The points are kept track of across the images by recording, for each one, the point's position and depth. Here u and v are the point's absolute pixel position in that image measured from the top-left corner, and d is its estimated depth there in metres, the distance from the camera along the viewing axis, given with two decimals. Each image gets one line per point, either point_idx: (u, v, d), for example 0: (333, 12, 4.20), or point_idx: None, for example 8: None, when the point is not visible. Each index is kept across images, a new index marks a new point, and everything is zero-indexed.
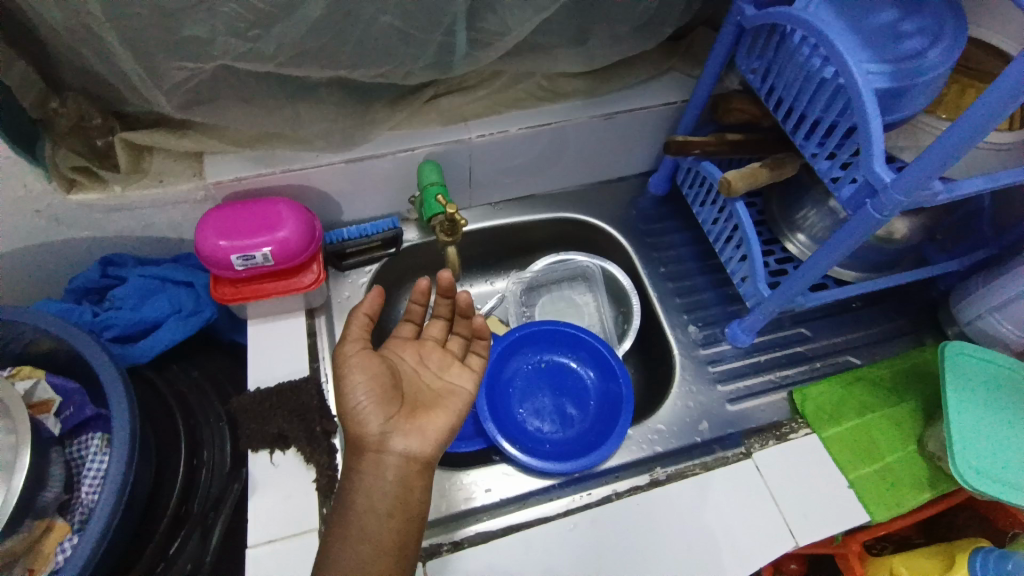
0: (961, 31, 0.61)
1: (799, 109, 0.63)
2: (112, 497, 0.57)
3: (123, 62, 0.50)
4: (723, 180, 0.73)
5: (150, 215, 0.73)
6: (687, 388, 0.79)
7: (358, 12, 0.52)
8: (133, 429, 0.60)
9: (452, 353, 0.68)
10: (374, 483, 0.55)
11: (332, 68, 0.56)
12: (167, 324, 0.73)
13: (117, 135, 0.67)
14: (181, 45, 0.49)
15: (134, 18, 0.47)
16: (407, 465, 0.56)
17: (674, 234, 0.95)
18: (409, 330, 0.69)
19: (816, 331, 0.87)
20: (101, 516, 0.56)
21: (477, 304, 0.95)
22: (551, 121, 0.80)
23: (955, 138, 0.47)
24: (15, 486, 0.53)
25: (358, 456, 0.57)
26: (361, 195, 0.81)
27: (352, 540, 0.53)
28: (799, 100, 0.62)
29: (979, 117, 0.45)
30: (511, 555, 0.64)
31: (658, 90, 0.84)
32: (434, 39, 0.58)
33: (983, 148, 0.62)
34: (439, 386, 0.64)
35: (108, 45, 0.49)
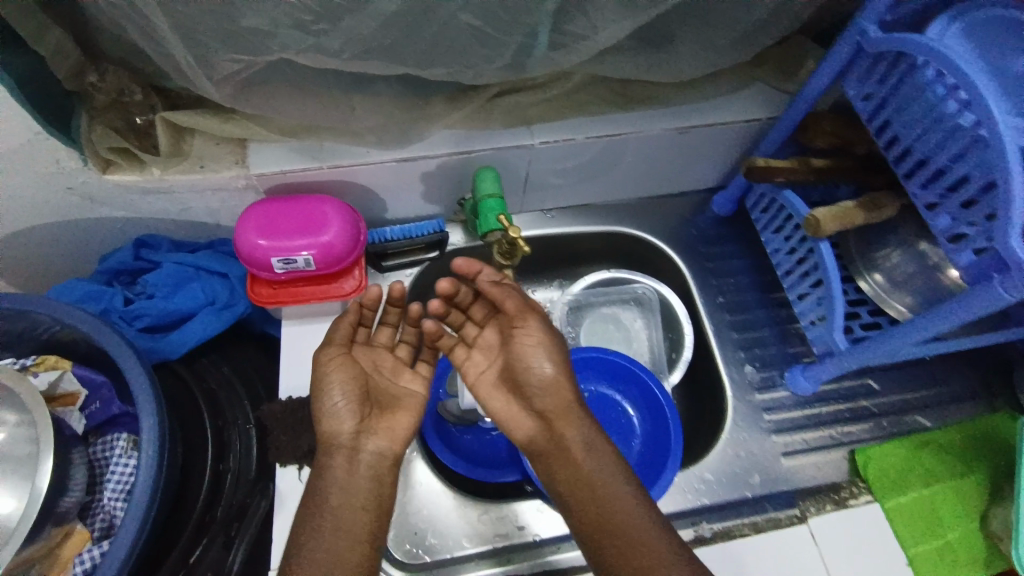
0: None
1: (919, 154, 0.56)
2: (141, 511, 0.54)
3: (171, 48, 0.44)
4: (810, 218, 0.66)
5: (187, 200, 0.69)
6: (740, 436, 0.73)
7: (437, 9, 0.45)
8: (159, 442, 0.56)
9: (404, 358, 0.64)
10: (341, 476, 0.55)
11: (397, 68, 0.50)
12: (200, 317, 0.70)
13: (158, 114, 0.62)
14: (238, 37, 0.44)
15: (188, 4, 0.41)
16: (381, 462, 0.57)
17: (736, 260, 0.88)
18: (358, 335, 0.63)
19: (884, 384, 0.79)
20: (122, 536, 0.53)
21: None
22: (622, 131, 0.73)
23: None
24: (39, 487, 0.52)
25: (330, 455, 0.56)
26: (408, 193, 0.75)
27: (327, 531, 0.52)
28: (922, 144, 0.55)
29: None
30: None
31: (743, 103, 0.76)
32: (513, 41, 0.51)
33: None
34: (396, 391, 0.61)
35: (156, 29, 0.43)
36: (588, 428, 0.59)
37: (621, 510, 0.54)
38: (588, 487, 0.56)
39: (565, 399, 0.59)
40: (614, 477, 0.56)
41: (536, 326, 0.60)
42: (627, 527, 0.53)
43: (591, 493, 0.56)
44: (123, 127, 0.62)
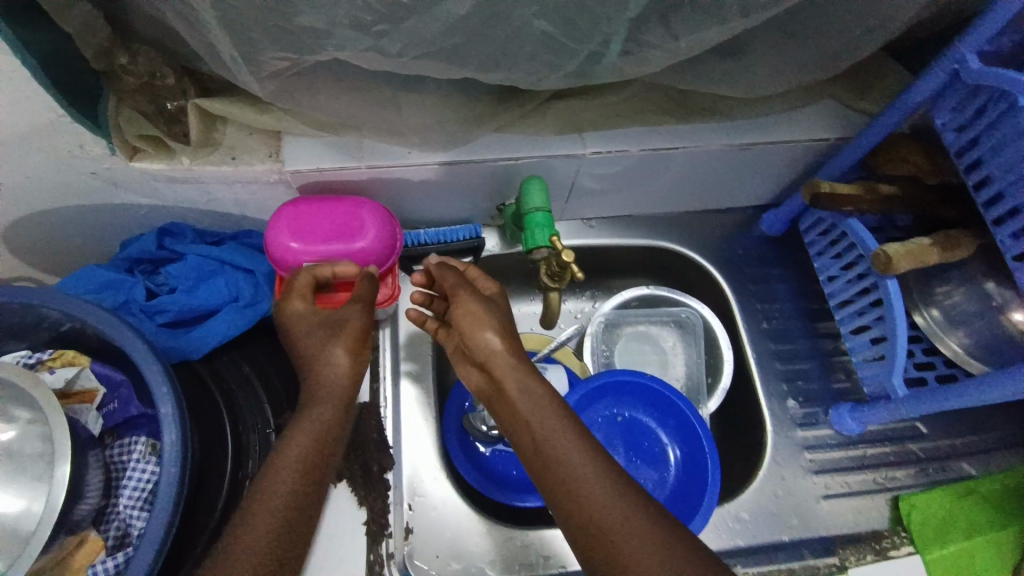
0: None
1: (1011, 203, 0.52)
2: (162, 524, 0.51)
3: (217, 42, 0.40)
4: (880, 255, 0.61)
5: (215, 191, 0.65)
6: (779, 475, 0.70)
7: (510, 13, 0.41)
8: (183, 453, 0.54)
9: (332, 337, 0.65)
10: (279, 455, 0.53)
11: (458, 73, 0.45)
12: (223, 314, 0.67)
13: (191, 101, 0.58)
14: (292, 35, 0.40)
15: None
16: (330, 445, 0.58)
17: (782, 283, 0.83)
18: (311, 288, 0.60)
19: (932, 428, 0.76)
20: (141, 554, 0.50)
21: (532, 326, 0.84)
22: (679, 145, 0.68)
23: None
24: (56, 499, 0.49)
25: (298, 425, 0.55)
26: (446, 196, 0.71)
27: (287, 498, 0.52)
28: (1015, 193, 0.51)
29: None
30: None
31: (811, 120, 0.70)
32: (586, 49, 0.46)
33: None
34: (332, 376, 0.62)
35: (200, 20, 0.39)
36: (525, 376, 0.56)
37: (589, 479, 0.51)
38: (545, 462, 0.53)
39: (501, 353, 0.56)
40: (573, 446, 0.53)
41: (471, 295, 0.58)
42: (591, 497, 0.50)
43: (549, 468, 0.52)
44: (151, 112, 0.58)
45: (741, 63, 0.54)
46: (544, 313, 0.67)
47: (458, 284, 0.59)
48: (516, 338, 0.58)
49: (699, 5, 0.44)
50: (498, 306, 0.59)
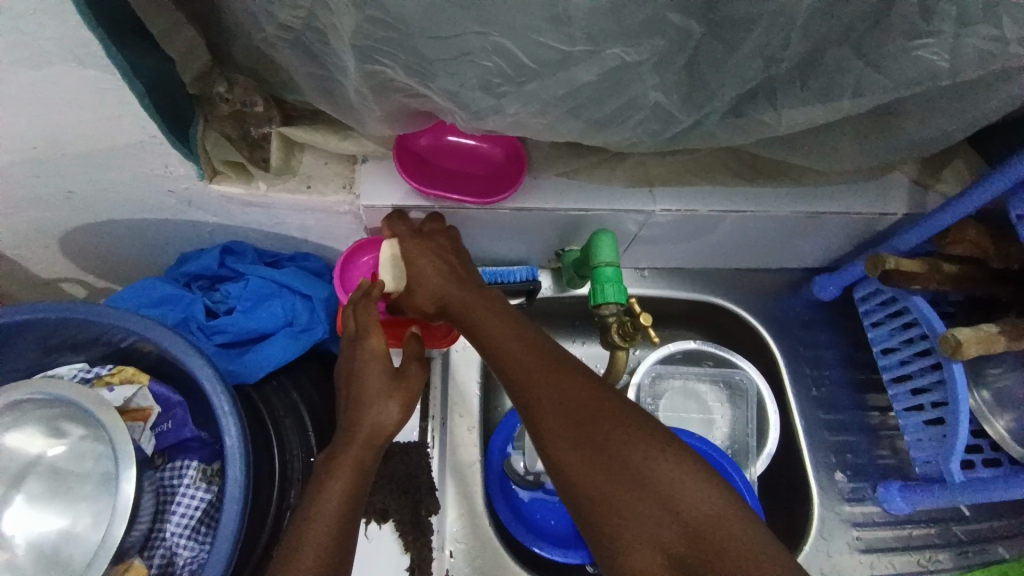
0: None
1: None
2: (225, 556, 0.51)
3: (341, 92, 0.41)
4: (949, 339, 0.61)
5: (285, 216, 0.65)
6: (822, 549, 0.70)
7: (628, 84, 0.41)
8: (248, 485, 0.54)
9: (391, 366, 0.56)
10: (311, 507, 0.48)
11: (562, 130, 0.46)
12: (278, 338, 0.67)
13: (276, 129, 0.60)
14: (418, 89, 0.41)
15: (380, 55, 0.38)
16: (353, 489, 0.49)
17: (830, 350, 0.82)
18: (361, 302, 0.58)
19: (978, 510, 0.74)
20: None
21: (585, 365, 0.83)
22: (744, 208, 0.68)
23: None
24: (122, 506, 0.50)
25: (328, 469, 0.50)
26: (506, 239, 0.71)
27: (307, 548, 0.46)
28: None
29: None
30: None
31: (879, 194, 0.70)
32: (690, 121, 0.46)
33: None
34: (371, 405, 0.53)
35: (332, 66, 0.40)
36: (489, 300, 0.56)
37: (568, 415, 0.48)
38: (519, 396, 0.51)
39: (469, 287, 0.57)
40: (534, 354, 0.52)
41: (427, 262, 0.58)
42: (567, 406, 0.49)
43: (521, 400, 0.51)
44: (236, 136, 0.59)
45: (832, 140, 0.54)
46: (607, 370, 0.67)
47: (415, 252, 0.58)
48: (466, 281, 0.58)
49: (810, 91, 0.44)
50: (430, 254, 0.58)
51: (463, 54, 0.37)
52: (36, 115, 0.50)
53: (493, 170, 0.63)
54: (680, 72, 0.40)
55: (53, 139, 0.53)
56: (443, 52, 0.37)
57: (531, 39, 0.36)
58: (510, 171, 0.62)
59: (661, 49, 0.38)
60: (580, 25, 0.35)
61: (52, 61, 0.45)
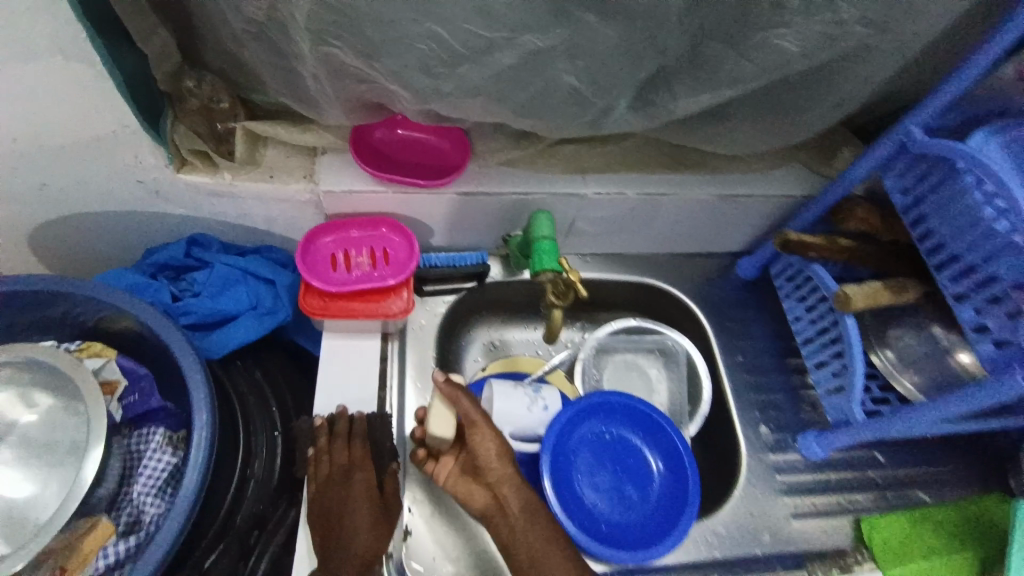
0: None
1: (965, 260, 0.57)
2: (183, 511, 0.54)
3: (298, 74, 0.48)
4: (840, 294, 0.70)
5: (250, 206, 0.70)
6: (753, 494, 0.76)
7: (544, 67, 0.49)
8: (213, 439, 0.58)
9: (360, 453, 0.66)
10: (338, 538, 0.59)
11: (494, 110, 0.54)
12: (243, 320, 0.71)
13: (241, 124, 0.65)
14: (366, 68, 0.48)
15: (331, 37, 0.45)
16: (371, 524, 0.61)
17: (755, 323, 0.91)
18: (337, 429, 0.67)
19: (890, 458, 0.82)
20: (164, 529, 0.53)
21: (539, 348, 0.92)
22: (666, 192, 0.77)
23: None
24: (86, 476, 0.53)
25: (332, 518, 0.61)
26: (458, 226, 0.78)
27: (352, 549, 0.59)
28: (969, 250, 0.57)
29: None
30: None
31: (782, 179, 0.80)
32: (602, 104, 0.55)
33: None
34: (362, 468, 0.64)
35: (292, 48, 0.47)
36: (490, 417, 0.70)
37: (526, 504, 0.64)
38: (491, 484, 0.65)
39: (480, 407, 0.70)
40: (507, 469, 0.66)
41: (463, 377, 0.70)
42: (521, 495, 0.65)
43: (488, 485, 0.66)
44: (205, 131, 0.64)
45: (729, 123, 0.64)
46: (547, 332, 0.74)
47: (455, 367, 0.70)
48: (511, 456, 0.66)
49: (697, 77, 0.53)
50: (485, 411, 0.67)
51: (402, 38, 0.45)
52: (17, 106, 0.55)
53: (444, 154, 0.70)
54: (586, 58, 0.49)
55: (28, 131, 0.57)
56: (385, 36, 0.45)
57: (461, 28, 0.44)
58: (458, 157, 0.70)
59: (567, 38, 0.46)
60: (500, 16, 0.43)
61: (36, 54, 0.50)
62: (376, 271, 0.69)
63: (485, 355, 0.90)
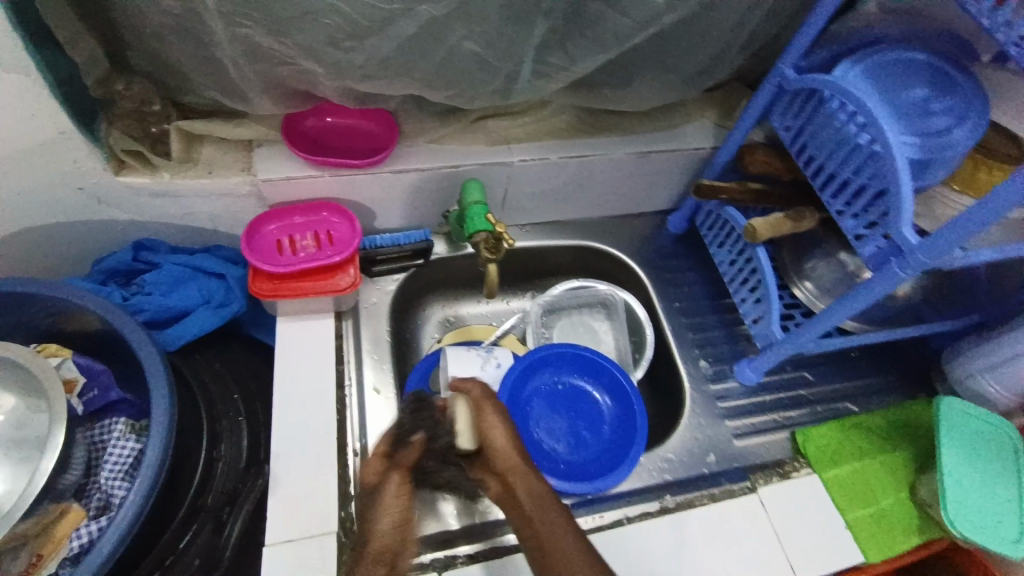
0: (985, 113, 0.61)
1: (839, 176, 0.64)
2: (144, 487, 0.57)
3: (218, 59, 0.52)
4: (748, 227, 0.77)
5: (193, 204, 0.73)
6: (696, 421, 0.82)
7: (444, 35, 0.55)
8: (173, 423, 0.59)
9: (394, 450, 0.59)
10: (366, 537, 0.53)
11: (407, 81, 0.59)
12: (197, 313, 0.74)
13: (175, 124, 0.69)
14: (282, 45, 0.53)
15: (244, 19, 0.50)
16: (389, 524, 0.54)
17: (689, 272, 0.98)
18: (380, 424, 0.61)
19: (819, 376, 0.90)
20: (134, 491, 0.56)
21: (493, 320, 0.97)
22: (587, 153, 0.83)
23: (1009, 191, 0.48)
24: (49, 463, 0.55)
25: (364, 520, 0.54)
26: (398, 205, 0.82)
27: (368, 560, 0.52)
28: (841, 167, 0.64)
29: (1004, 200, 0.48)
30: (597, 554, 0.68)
31: (692, 134, 0.88)
32: (506, 67, 0.61)
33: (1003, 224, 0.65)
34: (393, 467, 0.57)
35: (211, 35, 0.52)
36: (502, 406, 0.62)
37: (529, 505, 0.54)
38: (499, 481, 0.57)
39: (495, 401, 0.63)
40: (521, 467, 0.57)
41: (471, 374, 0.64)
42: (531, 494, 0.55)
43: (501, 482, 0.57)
44: (139, 133, 0.68)
45: (628, 79, 0.71)
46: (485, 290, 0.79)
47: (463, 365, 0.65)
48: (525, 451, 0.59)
49: (585, 34, 0.60)
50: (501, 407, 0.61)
51: (308, 14, 0.50)
52: None
53: (374, 138, 0.75)
54: (480, 24, 0.55)
55: None
56: (291, 13, 0.50)
57: (360, 1, 0.49)
58: (386, 138, 0.75)
59: (459, 5, 0.52)
60: None
61: None
62: (322, 252, 0.73)
63: (441, 331, 0.94)
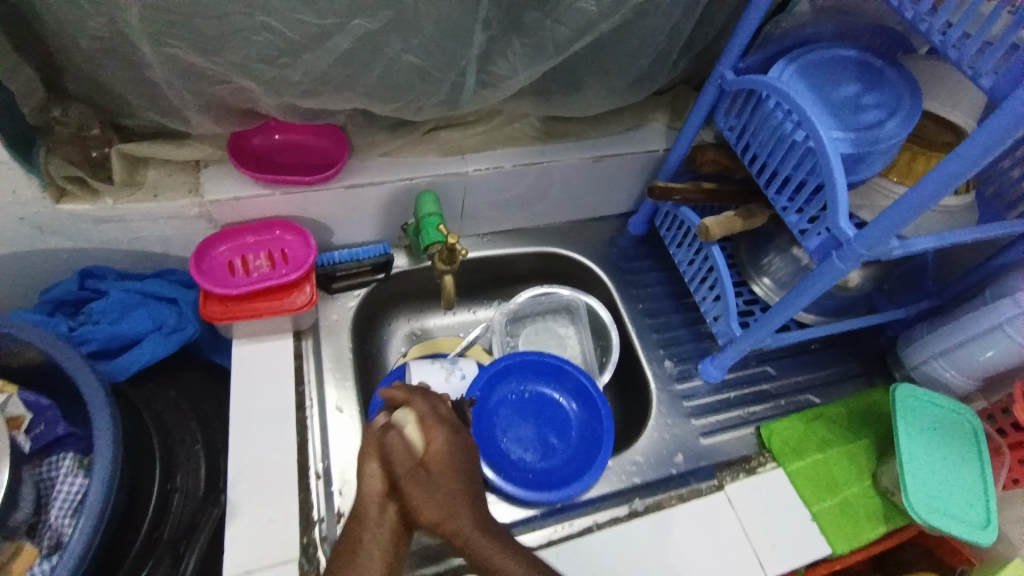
0: (917, 106, 0.63)
1: (781, 173, 0.66)
2: (91, 523, 0.55)
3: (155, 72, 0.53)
4: (701, 226, 0.78)
5: (140, 228, 0.72)
6: (663, 421, 0.83)
7: (382, 50, 0.55)
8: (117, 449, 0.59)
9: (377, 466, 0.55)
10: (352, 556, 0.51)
11: (349, 93, 0.58)
12: (149, 340, 0.72)
13: (116, 147, 0.68)
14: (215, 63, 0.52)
15: (171, 38, 0.50)
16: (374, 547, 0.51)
17: (651, 273, 0.99)
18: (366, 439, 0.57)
19: (781, 370, 0.91)
20: (80, 528, 0.55)
21: (460, 331, 0.97)
22: (541, 161, 0.83)
23: (940, 178, 0.50)
24: None
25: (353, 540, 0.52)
26: (354, 220, 0.81)
27: None
28: (782, 164, 0.65)
29: (937, 186, 0.50)
30: (569, 561, 0.69)
31: (645, 137, 0.89)
32: (449, 78, 0.61)
33: (948, 211, 0.67)
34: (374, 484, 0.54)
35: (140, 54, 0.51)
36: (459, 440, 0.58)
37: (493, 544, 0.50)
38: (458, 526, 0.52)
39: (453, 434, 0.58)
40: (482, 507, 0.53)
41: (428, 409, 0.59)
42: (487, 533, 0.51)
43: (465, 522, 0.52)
44: (79, 159, 0.66)
45: (575, 86, 0.72)
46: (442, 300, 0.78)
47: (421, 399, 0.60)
48: (470, 488, 0.54)
49: (527, 43, 0.60)
50: (449, 426, 0.58)
51: (239, 31, 0.50)
52: None
53: (324, 153, 0.75)
54: (418, 37, 0.55)
55: None
56: (222, 29, 0.49)
57: (291, 17, 0.49)
58: (336, 152, 0.75)
59: (394, 18, 0.52)
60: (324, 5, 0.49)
61: None
62: (276, 270, 0.72)
63: (407, 343, 0.93)
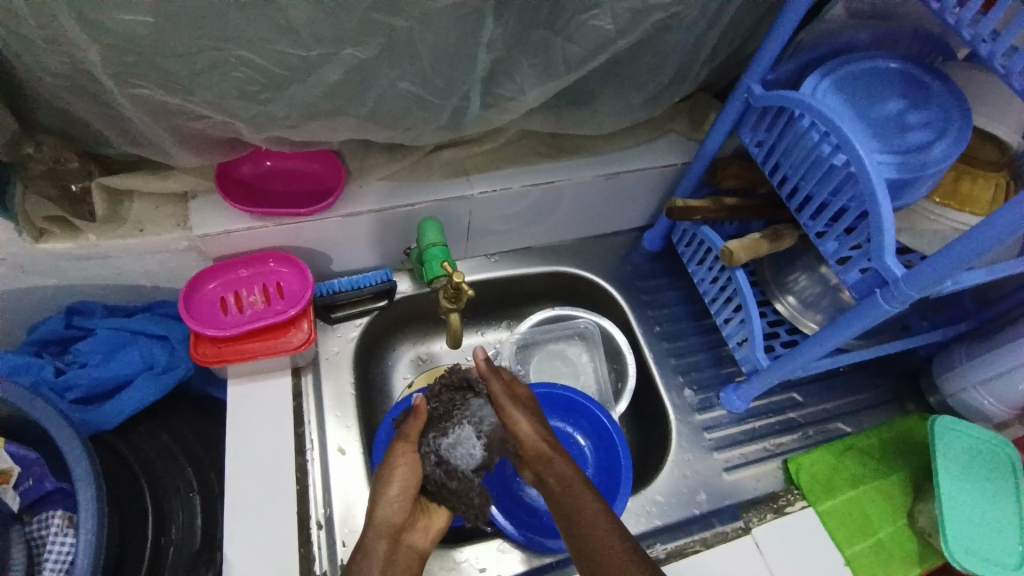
0: (968, 125, 0.57)
1: (816, 198, 0.60)
2: None
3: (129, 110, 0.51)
4: (725, 250, 0.72)
5: (125, 264, 0.67)
6: (684, 457, 0.78)
7: (373, 78, 0.52)
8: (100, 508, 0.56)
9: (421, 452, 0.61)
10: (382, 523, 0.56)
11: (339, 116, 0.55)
12: (137, 384, 0.68)
13: (95, 181, 0.63)
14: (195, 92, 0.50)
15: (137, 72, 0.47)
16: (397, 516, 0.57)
17: (668, 291, 0.94)
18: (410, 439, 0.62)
19: (807, 396, 0.86)
20: None
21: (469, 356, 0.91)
22: (551, 180, 0.78)
23: (968, 248, 0.46)
24: None
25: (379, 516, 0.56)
26: (352, 247, 0.76)
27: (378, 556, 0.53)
28: (817, 188, 0.59)
29: (996, 229, 0.45)
30: None
31: (661, 150, 0.83)
32: (450, 104, 0.57)
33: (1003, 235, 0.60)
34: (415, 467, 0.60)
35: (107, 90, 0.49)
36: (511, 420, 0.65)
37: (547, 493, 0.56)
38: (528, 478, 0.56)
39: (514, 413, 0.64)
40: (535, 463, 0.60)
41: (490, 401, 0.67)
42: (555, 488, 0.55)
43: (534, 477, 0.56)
44: (57, 195, 0.62)
45: (582, 105, 0.67)
46: (447, 335, 0.72)
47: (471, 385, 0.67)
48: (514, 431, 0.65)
49: (532, 63, 0.55)
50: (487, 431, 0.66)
51: (216, 67, 0.48)
52: None
53: (318, 177, 0.70)
54: (412, 62, 0.51)
55: None
56: (194, 69, 0.48)
57: (268, 49, 0.47)
58: (331, 178, 0.70)
59: (386, 45, 0.49)
60: (306, 33, 0.46)
61: None
62: (272, 306, 0.68)
63: (414, 370, 0.87)
